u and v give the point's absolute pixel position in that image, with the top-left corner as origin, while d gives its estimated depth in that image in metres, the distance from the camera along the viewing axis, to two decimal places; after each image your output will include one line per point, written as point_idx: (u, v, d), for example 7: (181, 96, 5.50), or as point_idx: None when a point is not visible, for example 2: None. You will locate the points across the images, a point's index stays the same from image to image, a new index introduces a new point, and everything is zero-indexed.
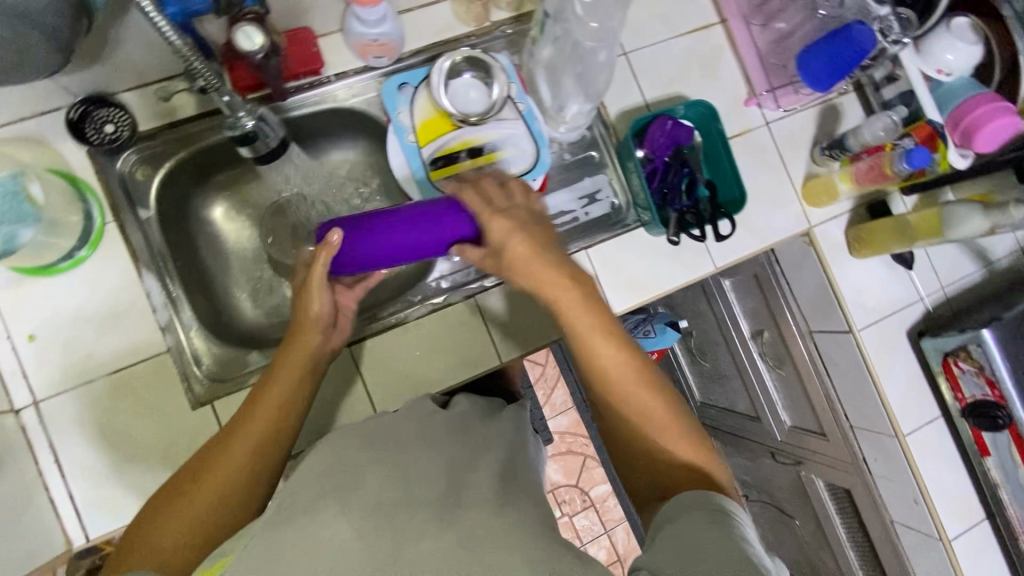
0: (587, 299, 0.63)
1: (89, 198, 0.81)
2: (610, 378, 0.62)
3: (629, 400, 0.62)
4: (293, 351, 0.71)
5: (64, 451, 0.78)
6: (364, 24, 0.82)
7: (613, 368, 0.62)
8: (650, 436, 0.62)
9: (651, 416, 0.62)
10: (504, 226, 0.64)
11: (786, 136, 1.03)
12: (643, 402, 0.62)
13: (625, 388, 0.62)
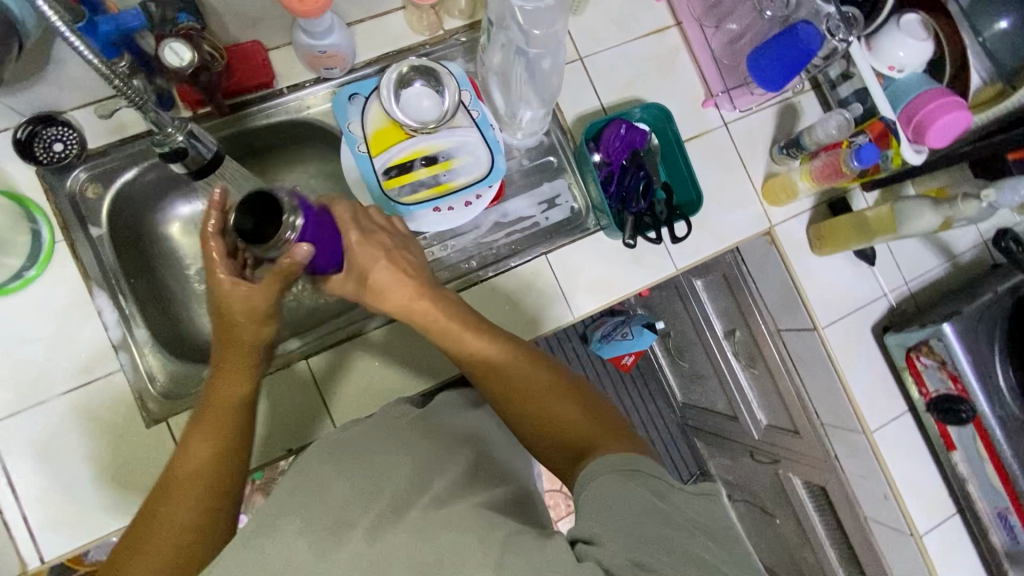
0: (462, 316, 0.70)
1: (39, 218, 0.80)
2: (501, 382, 0.67)
3: (521, 396, 0.65)
4: (222, 378, 0.64)
5: (16, 474, 0.77)
6: (311, 36, 0.82)
7: (501, 370, 0.67)
8: (551, 417, 0.63)
9: (546, 399, 0.64)
10: (368, 251, 0.72)
11: (745, 136, 1.04)
12: (533, 391, 0.65)
13: (516, 387, 0.66)
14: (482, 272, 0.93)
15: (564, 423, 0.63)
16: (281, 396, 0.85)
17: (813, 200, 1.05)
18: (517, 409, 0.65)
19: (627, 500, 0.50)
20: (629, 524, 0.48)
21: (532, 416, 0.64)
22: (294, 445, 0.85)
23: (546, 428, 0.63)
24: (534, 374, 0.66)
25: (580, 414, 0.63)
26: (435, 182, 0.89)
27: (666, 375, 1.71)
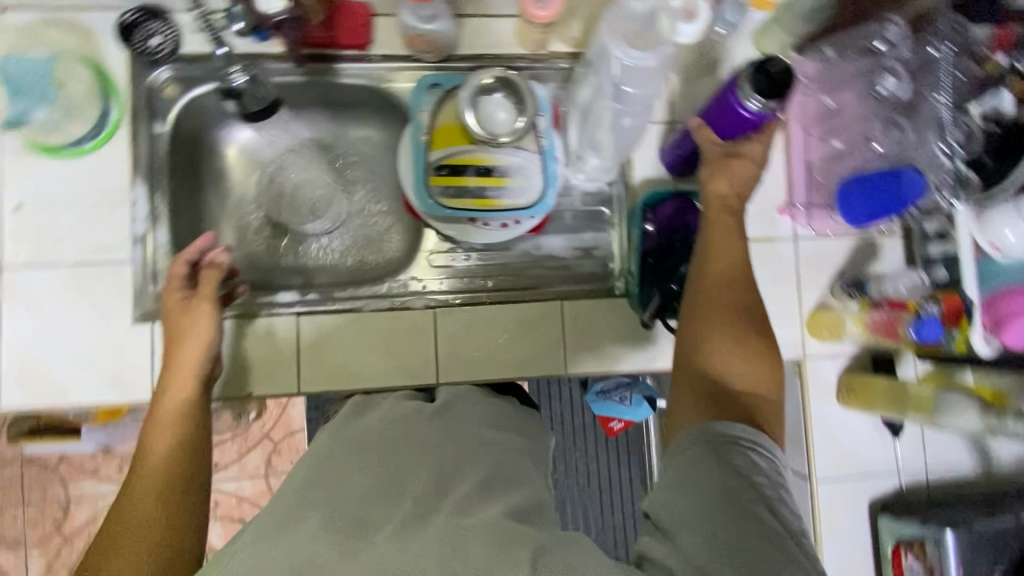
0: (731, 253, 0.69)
1: (113, 99, 0.84)
2: (714, 290, 0.66)
3: (718, 311, 0.65)
4: (174, 378, 0.76)
5: (7, 320, 0.82)
6: (415, 18, 0.81)
7: (706, 298, 0.66)
8: (715, 355, 0.63)
9: (735, 342, 0.63)
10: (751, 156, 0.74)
11: (809, 259, 0.97)
12: (731, 327, 0.64)
13: (716, 306, 0.65)
14: (494, 295, 0.92)
15: (731, 366, 0.62)
16: (261, 342, 0.87)
17: (857, 347, 0.97)
18: (702, 314, 0.65)
19: (706, 482, 0.52)
20: (705, 503, 0.50)
21: (710, 327, 0.64)
22: (256, 391, 0.86)
23: (707, 341, 0.64)
24: (741, 323, 0.65)
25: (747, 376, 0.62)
26: (480, 194, 0.87)
27: (650, 453, 1.62)
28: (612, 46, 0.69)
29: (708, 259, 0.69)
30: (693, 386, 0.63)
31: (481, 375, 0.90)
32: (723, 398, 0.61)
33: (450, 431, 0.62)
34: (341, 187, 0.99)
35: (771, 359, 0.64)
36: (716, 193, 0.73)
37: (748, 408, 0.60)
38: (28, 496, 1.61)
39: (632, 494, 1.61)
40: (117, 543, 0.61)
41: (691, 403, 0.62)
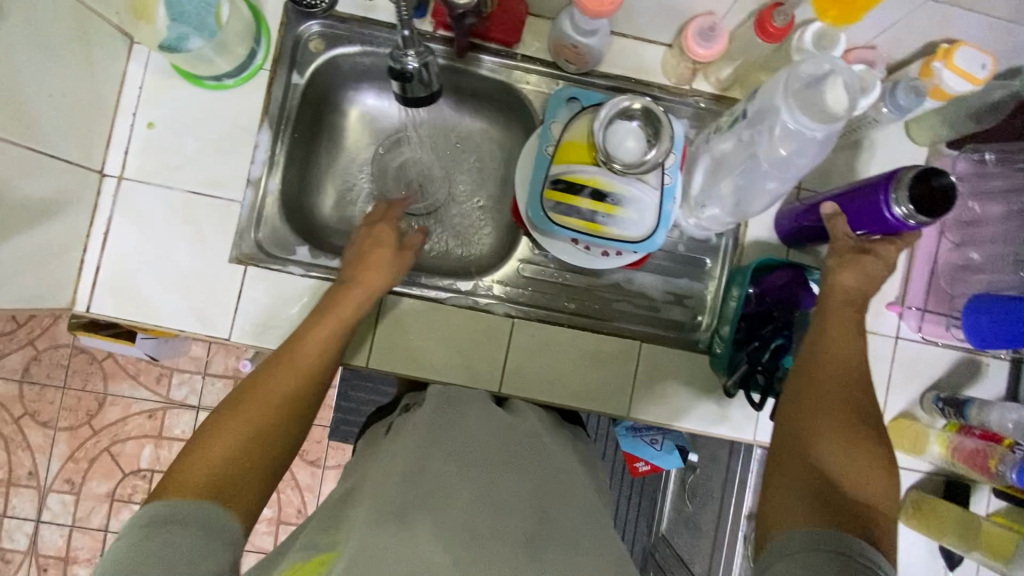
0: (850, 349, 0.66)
1: (261, 42, 0.86)
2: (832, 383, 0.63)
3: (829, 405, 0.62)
4: (354, 290, 0.77)
5: (113, 229, 0.84)
6: (574, 28, 0.80)
7: (826, 394, 0.63)
8: (833, 454, 0.59)
9: (846, 442, 0.59)
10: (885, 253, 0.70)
11: (907, 362, 0.91)
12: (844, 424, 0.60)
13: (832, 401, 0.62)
14: (574, 320, 0.90)
15: (840, 460, 0.58)
16: None
17: (932, 467, 0.92)
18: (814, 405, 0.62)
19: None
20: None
21: (821, 421, 0.61)
22: None
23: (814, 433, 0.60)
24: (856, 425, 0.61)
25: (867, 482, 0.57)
26: (590, 218, 0.84)
27: (665, 499, 1.55)
28: (783, 110, 0.66)
29: (825, 354, 0.65)
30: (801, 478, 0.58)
31: (543, 395, 0.88)
32: (833, 499, 0.55)
33: (526, 467, 0.62)
34: (446, 174, 0.99)
35: (889, 472, 0.58)
36: (841, 284, 0.69)
37: (859, 515, 0.54)
38: (68, 383, 1.66)
39: (651, 527, 1.57)
40: (236, 423, 0.59)
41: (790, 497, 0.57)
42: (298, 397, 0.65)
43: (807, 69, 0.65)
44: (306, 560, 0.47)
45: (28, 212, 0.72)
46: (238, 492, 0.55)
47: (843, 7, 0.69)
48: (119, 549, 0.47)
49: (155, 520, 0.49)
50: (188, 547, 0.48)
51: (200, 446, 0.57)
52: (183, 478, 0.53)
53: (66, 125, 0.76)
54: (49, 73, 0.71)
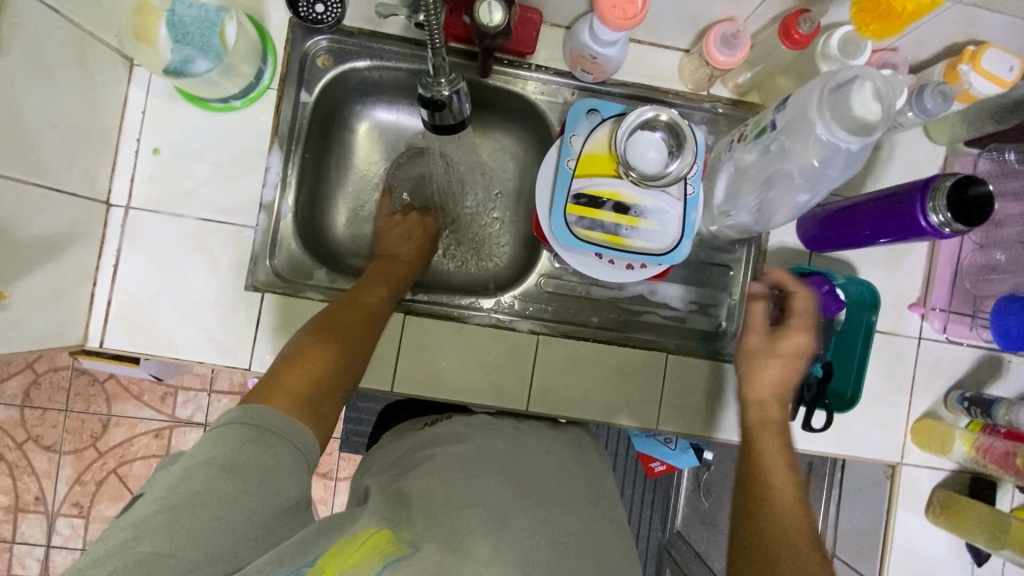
0: (784, 497, 0.64)
1: (268, 60, 0.83)
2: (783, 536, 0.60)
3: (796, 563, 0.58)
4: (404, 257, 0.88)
5: (123, 260, 0.81)
6: (593, 38, 0.78)
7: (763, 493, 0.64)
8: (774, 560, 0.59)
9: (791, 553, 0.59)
10: (800, 340, 0.74)
11: (930, 362, 0.92)
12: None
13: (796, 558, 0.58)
14: (599, 334, 0.89)
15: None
16: None
17: (956, 465, 0.92)
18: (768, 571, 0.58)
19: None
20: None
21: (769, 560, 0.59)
22: None
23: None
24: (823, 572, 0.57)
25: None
26: (613, 231, 0.83)
27: (679, 495, 1.55)
28: (817, 123, 0.64)
29: (749, 501, 0.64)
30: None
31: (571, 412, 0.87)
32: None
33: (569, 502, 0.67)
34: (461, 186, 0.97)
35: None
36: (753, 378, 0.75)
37: None
38: (70, 406, 1.62)
39: (666, 524, 1.58)
40: (322, 351, 0.67)
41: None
42: (365, 343, 0.73)
43: (844, 80, 0.64)
44: (374, 532, 0.54)
45: (37, 250, 0.69)
46: (322, 414, 0.62)
47: (885, 21, 0.66)
48: (227, 443, 0.52)
49: (260, 428, 0.55)
50: (283, 461, 0.54)
51: (293, 369, 0.64)
52: (282, 392, 0.60)
53: (71, 156, 0.73)
54: (52, 104, 0.68)
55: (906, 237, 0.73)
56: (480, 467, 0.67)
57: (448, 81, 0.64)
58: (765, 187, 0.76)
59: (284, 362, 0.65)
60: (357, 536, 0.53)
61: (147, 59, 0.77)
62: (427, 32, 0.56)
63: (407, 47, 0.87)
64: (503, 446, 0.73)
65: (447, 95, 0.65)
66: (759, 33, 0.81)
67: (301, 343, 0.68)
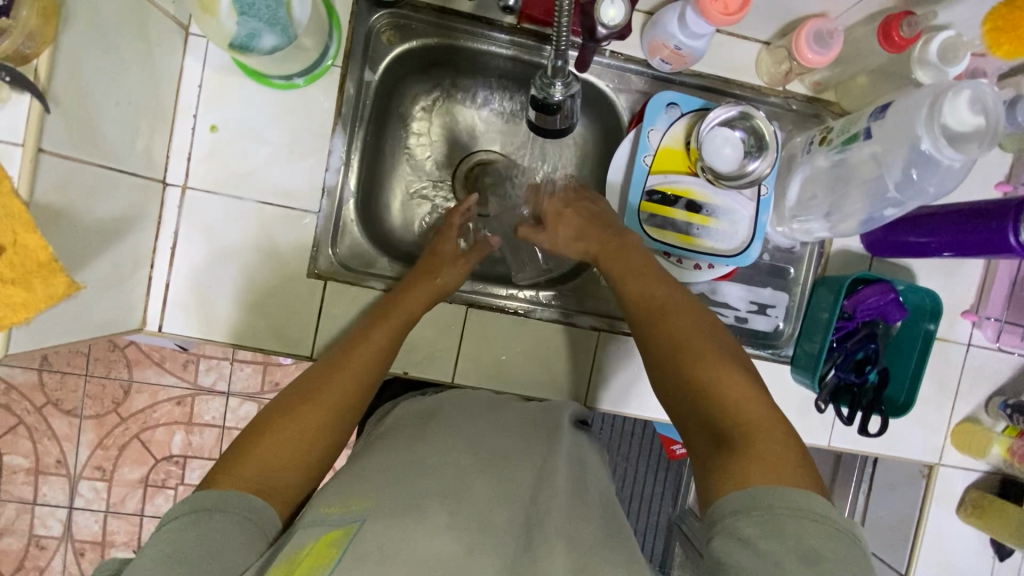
0: (674, 307, 0.66)
1: (333, 36, 0.78)
2: (678, 336, 0.63)
3: (692, 354, 0.61)
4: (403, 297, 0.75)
5: (181, 243, 0.78)
6: (680, 28, 0.74)
7: (660, 312, 0.66)
8: (688, 364, 0.61)
9: (694, 354, 0.61)
10: (556, 206, 0.82)
11: (976, 369, 0.93)
12: (713, 356, 0.60)
13: (693, 350, 0.61)
14: None
15: (701, 380, 0.59)
16: (425, 326, 0.84)
17: (990, 467, 0.95)
18: (680, 373, 0.61)
19: (800, 537, 0.47)
20: (788, 557, 0.46)
21: (687, 367, 0.61)
22: (411, 371, 0.84)
23: (709, 398, 0.58)
24: (720, 355, 0.60)
25: (719, 375, 0.59)
26: (684, 230, 0.82)
27: None
28: (924, 138, 0.63)
29: (646, 331, 0.66)
30: (711, 446, 0.56)
31: (627, 407, 0.89)
32: (708, 417, 0.58)
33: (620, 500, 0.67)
34: (521, 172, 0.93)
35: (743, 371, 0.59)
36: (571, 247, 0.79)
37: (728, 429, 0.56)
38: (91, 371, 1.55)
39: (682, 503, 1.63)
40: (292, 422, 0.60)
41: (711, 462, 0.55)
42: (351, 406, 0.64)
43: (943, 88, 0.62)
44: (319, 538, 0.51)
45: (100, 234, 0.66)
46: (282, 490, 0.56)
47: (1020, 43, 0.67)
48: (162, 539, 0.49)
49: (192, 512, 0.51)
50: (221, 533, 0.50)
51: (264, 436, 0.58)
52: (239, 468, 0.56)
53: (131, 134, 0.69)
54: (113, 79, 0.63)
55: (989, 253, 0.73)
56: (458, 436, 0.67)
57: (562, 86, 0.64)
58: (841, 194, 0.76)
59: (258, 424, 0.60)
60: (306, 545, 0.50)
61: (208, 32, 0.71)
62: (551, 44, 0.56)
63: (476, 25, 0.83)
64: (467, 419, 0.71)
65: (561, 98, 0.65)
66: (850, 31, 0.78)
67: (275, 405, 0.62)
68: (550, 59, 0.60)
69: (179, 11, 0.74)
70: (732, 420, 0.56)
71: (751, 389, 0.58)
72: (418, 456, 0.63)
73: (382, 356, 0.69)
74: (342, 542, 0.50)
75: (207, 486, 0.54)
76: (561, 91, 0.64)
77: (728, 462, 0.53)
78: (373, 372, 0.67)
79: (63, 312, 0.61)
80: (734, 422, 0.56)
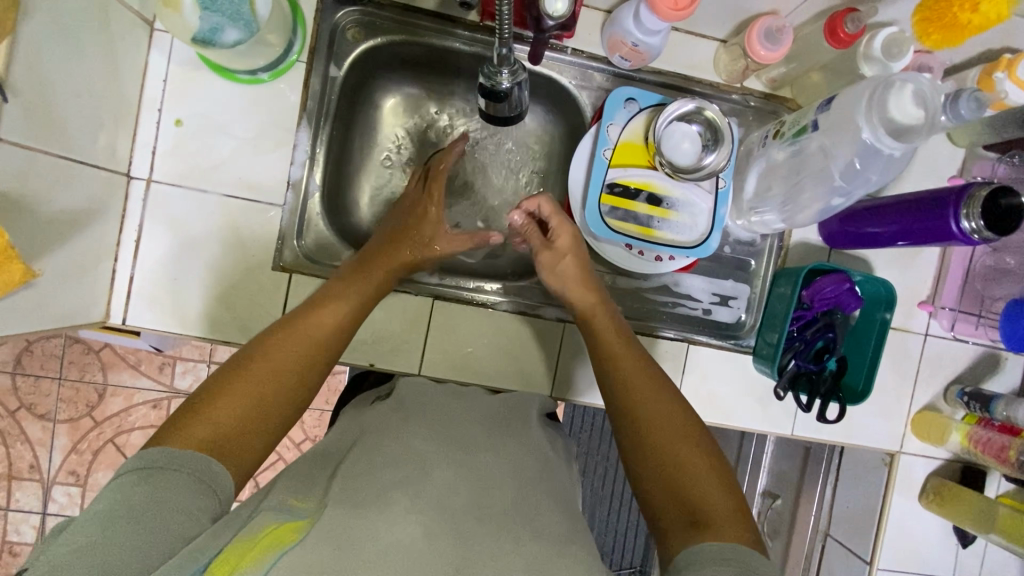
0: (644, 372, 0.68)
1: (298, 32, 0.79)
2: (653, 401, 0.65)
3: (660, 425, 0.62)
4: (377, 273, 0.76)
5: (146, 235, 0.79)
6: (637, 25, 0.77)
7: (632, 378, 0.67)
8: (660, 433, 0.62)
9: (668, 422, 0.62)
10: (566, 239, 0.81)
11: (934, 357, 0.96)
12: (682, 429, 0.62)
13: (662, 425, 0.62)
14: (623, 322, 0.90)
15: (670, 451, 0.60)
16: (391, 318, 0.85)
17: (951, 454, 0.98)
18: (650, 444, 0.61)
19: None
20: None
21: (658, 438, 0.61)
22: (377, 363, 0.85)
23: (678, 470, 0.59)
24: (688, 426, 0.62)
25: (688, 448, 0.60)
26: (646, 223, 0.84)
27: None
28: (864, 128, 0.66)
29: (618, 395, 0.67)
30: (679, 519, 0.56)
31: (593, 398, 0.90)
32: (675, 488, 0.58)
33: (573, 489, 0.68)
34: (487, 167, 0.95)
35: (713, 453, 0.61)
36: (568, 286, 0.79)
37: (695, 504, 0.56)
38: (65, 374, 1.54)
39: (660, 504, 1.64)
40: (251, 383, 0.60)
41: (678, 534, 0.55)
42: (311, 369, 0.64)
43: (883, 82, 0.65)
44: (277, 526, 0.50)
45: (61, 225, 0.66)
46: (240, 453, 0.56)
47: (947, 31, 0.71)
48: (107, 497, 0.49)
49: (136, 471, 0.51)
50: (172, 493, 0.50)
51: (221, 397, 0.57)
52: (194, 427, 0.55)
53: (93, 125, 0.70)
54: (75, 72, 0.64)
55: (939, 240, 0.76)
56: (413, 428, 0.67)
57: (510, 72, 0.66)
58: (792, 185, 0.78)
59: (212, 386, 0.59)
60: (260, 532, 0.49)
61: (170, 26, 0.71)
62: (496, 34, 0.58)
63: (441, 22, 0.85)
64: (425, 410, 0.72)
65: (509, 86, 0.67)
66: (801, 28, 0.80)
67: (230, 368, 0.61)
68: (497, 47, 0.62)
69: (143, 6, 0.75)
70: (699, 496, 0.56)
71: (715, 464, 0.59)
72: (377, 444, 0.63)
73: (341, 327, 0.68)
74: (302, 532, 0.50)
75: (157, 444, 0.53)
76: (508, 80, 0.66)
77: (695, 538, 0.53)
78: (337, 339, 0.68)
79: (21, 302, 0.61)
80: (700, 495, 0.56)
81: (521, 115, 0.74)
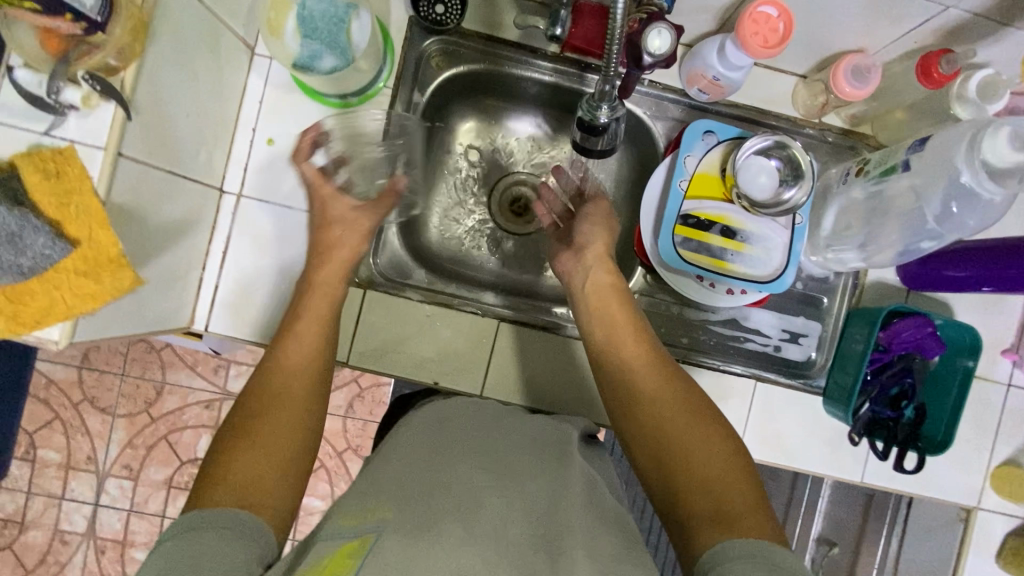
0: (653, 371, 0.71)
1: (387, 60, 0.83)
2: (665, 402, 0.68)
3: (671, 423, 0.66)
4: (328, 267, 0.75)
5: (233, 247, 0.83)
6: (721, 61, 0.77)
7: (643, 379, 0.70)
8: (674, 435, 0.65)
9: (677, 420, 0.66)
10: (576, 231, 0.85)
11: (1018, 410, 0.91)
12: (696, 428, 0.65)
13: (673, 423, 0.66)
14: (688, 354, 0.88)
15: (682, 449, 0.63)
16: (457, 338, 0.86)
17: None
18: (663, 444, 0.65)
19: None
20: None
21: (671, 437, 0.65)
22: (441, 382, 0.86)
23: (693, 469, 0.62)
24: (701, 425, 0.65)
25: (700, 445, 0.64)
26: (718, 255, 0.83)
27: None
28: (964, 170, 0.63)
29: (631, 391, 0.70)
30: (704, 517, 0.58)
31: None
32: (692, 485, 0.61)
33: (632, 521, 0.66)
34: None
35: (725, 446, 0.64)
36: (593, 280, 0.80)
37: (716, 502, 0.58)
38: (126, 370, 1.61)
39: None
40: (259, 426, 0.63)
41: (699, 527, 0.57)
42: (312, 392, 0.68)
43: (983, 125, 0.63)
44: (333, 554, 0.50)
45: (163, 235, 0.70)
46: (273, 501, 0.57)
47: None
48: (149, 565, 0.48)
49: (183, 531, 0.51)
50: (221, 543, 0.50)
51: (237, 452, 0.60)
52: (221, 487, 0.56)
53: (197, 142, 0.74)
54: (187, 94, 0.69)
55: None
56: (463, 445, 0.68)
57: (608, 109, 0.67)
58: (876, 225, 0.76)
59: (225, 441, 0.61)
60: (320, 562, 0.49)
61: (274, 52, 0.77)
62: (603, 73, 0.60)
63: (522, 52, 0.87)
64: (481, 431, 0.71)
65: (606, 121, 0.68)
66: (889, 66, 0.79)
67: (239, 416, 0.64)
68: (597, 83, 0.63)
69: (248, 33, 0.79)
70: (717, 492, 0.59)
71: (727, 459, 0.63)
72: (450, 466, 0.64)
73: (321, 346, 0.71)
74: (358, 557, 0.49)
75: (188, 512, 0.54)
76: (604, 114, 0.67)
77: (720, 533, 0.55)
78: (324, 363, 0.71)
79: (126, 307, 0.65)
80: (718, 490, 0.60)
81: (606, 148, 0.75)
